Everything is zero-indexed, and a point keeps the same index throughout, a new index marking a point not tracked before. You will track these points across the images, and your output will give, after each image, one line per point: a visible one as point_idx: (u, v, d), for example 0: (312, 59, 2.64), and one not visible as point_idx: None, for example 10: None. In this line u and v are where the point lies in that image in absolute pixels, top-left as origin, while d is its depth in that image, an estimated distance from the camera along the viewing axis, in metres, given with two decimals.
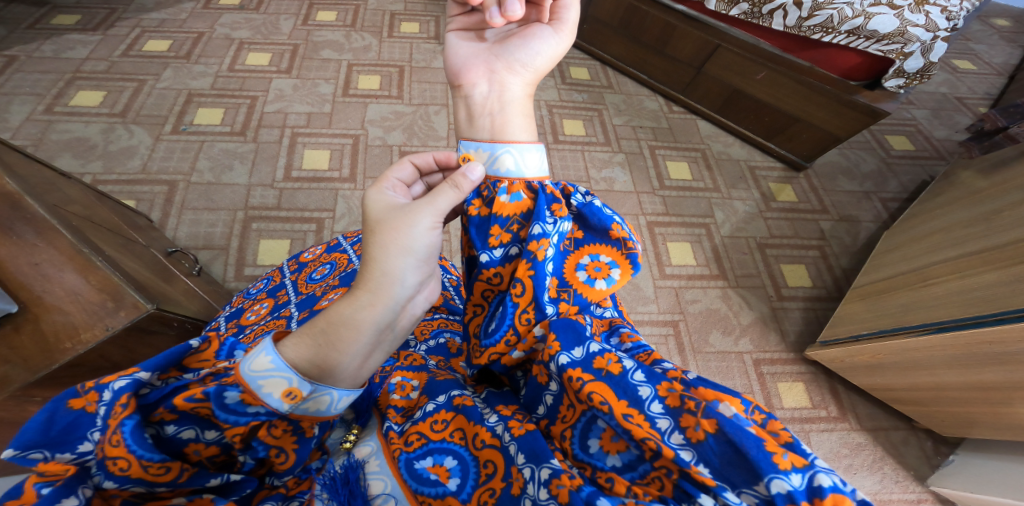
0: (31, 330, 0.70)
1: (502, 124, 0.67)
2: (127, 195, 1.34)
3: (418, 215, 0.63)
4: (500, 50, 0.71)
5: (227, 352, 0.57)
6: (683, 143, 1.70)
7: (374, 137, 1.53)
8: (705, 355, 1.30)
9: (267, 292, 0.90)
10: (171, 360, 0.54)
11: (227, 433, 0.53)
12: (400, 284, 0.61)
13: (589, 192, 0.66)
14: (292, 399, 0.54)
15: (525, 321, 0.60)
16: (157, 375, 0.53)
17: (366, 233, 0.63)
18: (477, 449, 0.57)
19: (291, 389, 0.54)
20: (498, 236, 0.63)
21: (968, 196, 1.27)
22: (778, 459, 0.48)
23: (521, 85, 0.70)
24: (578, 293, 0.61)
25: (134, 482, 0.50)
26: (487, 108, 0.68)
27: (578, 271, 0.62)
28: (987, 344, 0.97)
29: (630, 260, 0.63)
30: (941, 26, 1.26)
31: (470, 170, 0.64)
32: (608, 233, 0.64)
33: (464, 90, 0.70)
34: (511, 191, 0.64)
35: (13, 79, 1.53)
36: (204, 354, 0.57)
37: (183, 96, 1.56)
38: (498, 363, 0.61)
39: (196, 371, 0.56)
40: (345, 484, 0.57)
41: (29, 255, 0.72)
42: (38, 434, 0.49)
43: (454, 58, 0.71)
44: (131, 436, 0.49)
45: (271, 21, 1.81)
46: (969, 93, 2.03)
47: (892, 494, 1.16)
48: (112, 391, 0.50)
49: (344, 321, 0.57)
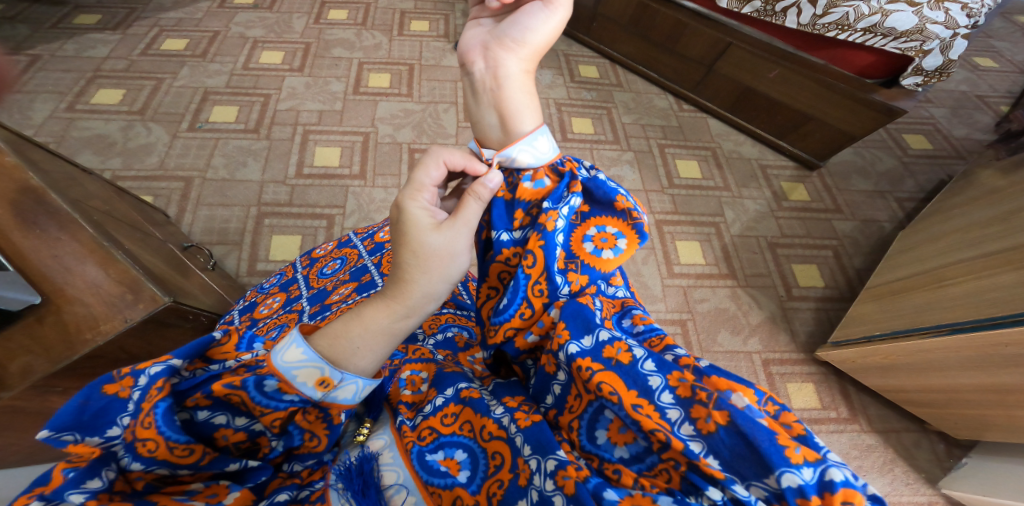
0: (52, 321, 0.72)
1: (502, 102, 0.66)
2: (144, 191, 1.37)
3: (458, 239, 0.63)
4: (497, 29, 0.69)
5: (247, 345, 0.61)
6: (693, 142, 1.69)
7: (383, 134, 1.55)
8: (713, 354, 1.29)
9: (279, 286, 0.92)
10: (196, 352, 0.57)
11: (261, 419, 0.55)
12: (435, 302, 0.63)
13: (593, 166, 0.67)
14: (324, 387, 0.56)
15: (539, 294, 0.60)
16: (186, 364, 0.56)
17: (404, 250, 0.62)
18: (484, 441, 0.58)
19: (323, 378, 0.56)
20: (519, 219, 0.64)
21: (986, 196, 1.25)
22: (789, 453, 0.48)
23: (518, 62, 0.67)
24: (585, 264, 0.62)
25: (158, 464, 0.51)
26: (486, 84, 0.67)
27: (585, 243, 0.63)
28: (1002, 347, 0.95)
29: (636, 231, 0.63)
30: (960, 22, 1.23)
31: (489, 178, 0.64)
32: (614, 205, 0.64)
33: (465, 69, 0.69)
34: (535, 178, 0.66)
35: (37, 77, 1.57)
36: (226, 346, 0.60)
37: (199, 93, 1.59)
38: (512, 343, 0.62)
39: (220, 362, 0.59)
40: (359, 475, 0.58)
41: (51, 247, 0.74)
42: (72, 417, 0.51)
43: (461, 39, 0.71)
44: (162, 418, 0.51)
45: (284, 20, 1.84)
46: (990, 92, 1.99)
47: (902, 496, 1.15)
48: (148, 377, 0.53)
49: (382, 331, 0.59)
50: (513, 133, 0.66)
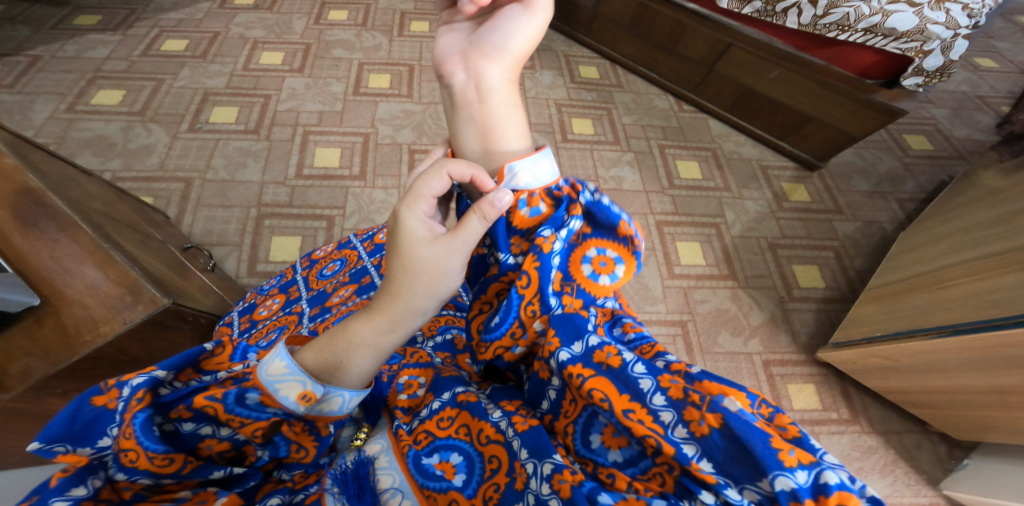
0: (52, 323, 0.72)
1: (486, 115, 0.66)
2: (144, 192, 1.37)
3: (449, 258, 0.61)
4: (476, 38, 0.68)
5: (241, 355, 0.60)
6: (693, 143, 1.68)
7: (383, 135, 1.55)
8: (714, 355, 1.29)
9: (279, 288, 0.92)
10: (185, 362, 0.56)
11: (241, 430, 0.54)
12: (422, 316, 0.62)
13: (598, 190, 0.64)
14: (306, 401, 0.56)
15: (531, 314, 0.59)
16: (173, 374, 0.55)
17: (397, 261, 0.62)
18: (482, 445, 0.58)
19: (305, 391, 0.56)
20: (516, 244, 0.62)
21: (987, 197, 1.24)
22: (783, 456, 0.48)
23: (502, 71, 0.67)
24: (581, 288, 0.61)
25: (142, 473, 0.51)
26: (467, 97, 0.67)
27: (583, 265, 0.62)
28: (1004, 348, 0.95)
29: (635, 257, 0.63)
30: (961, 23, 1.23)
31: (496, 198, 0.60)
32: (616, 229, 0.63)
33: (445, 81, 0.68)
34: (532, 204, 0.63)
35: (37, 78, 1.57)
36: (218, 357, 0.59)
37: (199, 94, 1.59)
38: (501, 358, 0.62)
39: (211, 374, 0.57)
40: (355, 479, 0.58)
41: (51, 249, 0.74)
42: (62, 427, 0.51)
43: (437, 49, 0.70)
44: (140, 428, 0.51)
45: (284, 21, 1.84)
46: (991, 92, 1.99)
47: (902, 497, 1.14)
48: (130, 388, 0.52)
49: (366, 345, 0.59)
50: (497, 146, 0.65)
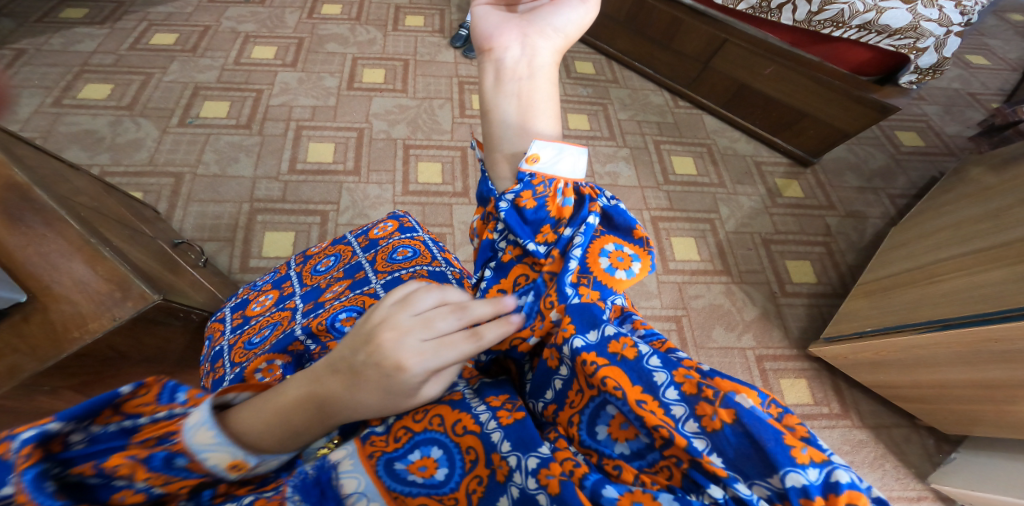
0: (39, 319, 0.71)
1: (531, 90, 0.68)
2: (134, 187, 1.35)
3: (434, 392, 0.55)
4: (532, 17, 0.73)
5: (169, 396, 0.49)
6: (688, 138, 1.69)
7: (378, 130, 1.54)
8: (708, 350, 1.29)
9: (272, 284, 0.91)
10: (97, 406, 0.46)
11: (167, 490, 0.48)
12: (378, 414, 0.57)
13: (613, 196, 0.67)
14: (236, 469, 0.50)
15: (548, 302, 0.59)
16: (83, 421, 0.46)
17: (372, 405, 0.52)
18: (458, 435, 0.57)
19: (236, 462, 0.50)
20: (544, 234, 0.63)
21: (977, 193, 1.26)
22: (796, 453, 0.48)
23: (551, 50, 0.71)
24: (598, 281, 0.60)
25: None
26: (517, 72, 0.69)
27: (601, 257, 0.62)
28: (992, 342, 0.96)
29: (649, 257, 0.64)
30: (953, 20, 1.24)
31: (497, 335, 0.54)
32: (632, 232, 0.65)
33: (495, 53, 0.71)
34: (566, 195, 0.65)
35: (22, 72, 1.54)
36: (139, 398, 0.48)
37: (189, 88, 1.57)
38: (516, 350, 0.60)
39: (132, 419, 0.47)
40: (316, 485, 0.55)
41: (37, 244, 0.73)
42: None
43: (484, 27, 0.73)
44: (34, 489, 0.42)
45: (276, 15, 1.82)
46: (981, 89, 2.01)
47: (892, 491, 1.16)
48: (23, 441, 0.43)
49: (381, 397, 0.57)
50: (538, 122, 0.68)
